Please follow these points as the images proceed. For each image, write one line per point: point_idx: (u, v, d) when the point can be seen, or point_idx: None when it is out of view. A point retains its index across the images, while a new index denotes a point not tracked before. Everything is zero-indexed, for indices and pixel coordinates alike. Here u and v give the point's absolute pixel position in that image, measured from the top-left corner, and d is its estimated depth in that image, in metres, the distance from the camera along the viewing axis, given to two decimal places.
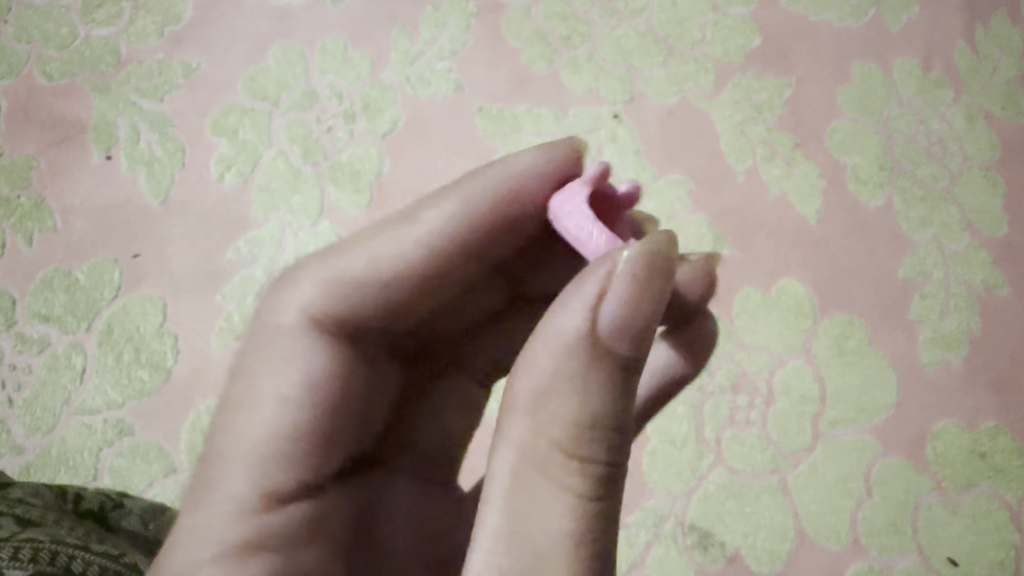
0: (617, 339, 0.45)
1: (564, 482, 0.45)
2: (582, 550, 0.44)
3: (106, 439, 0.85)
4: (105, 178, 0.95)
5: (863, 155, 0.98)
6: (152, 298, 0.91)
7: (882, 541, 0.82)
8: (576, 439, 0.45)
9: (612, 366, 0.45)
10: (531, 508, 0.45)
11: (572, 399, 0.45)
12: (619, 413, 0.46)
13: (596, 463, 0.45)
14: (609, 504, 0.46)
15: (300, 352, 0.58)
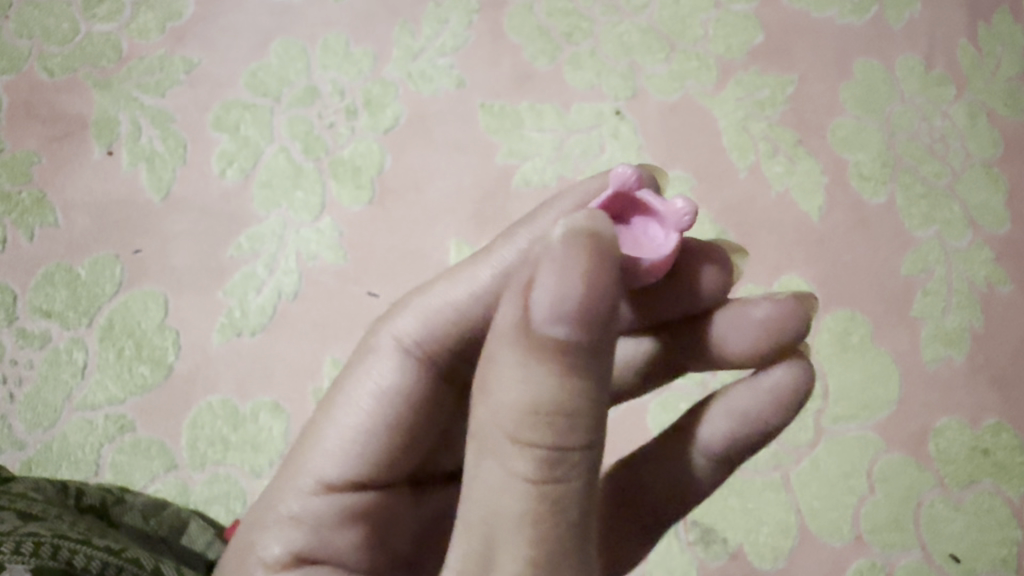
0: (551, 324, 0.40)
1: (509, 470, 0.42)
2: (530, 538, 0.42)
3: (107, 435, 0.84)
4: (106, 174, 0.95)
5: (864, 152, 0.98)
6: (154, 293, 0.91)
7: (884, 538, 0.82)
8: (521, 426, 0.41)
9: (548, 350, 0.41)
10: (487, 494, 0.43)
11: (512, 385, 0.42)
12: (567, 396, 0.41)
13: (545, 449, 0.41)
14: (565, 491, 0.42)
15: (387, 368, 0.62)
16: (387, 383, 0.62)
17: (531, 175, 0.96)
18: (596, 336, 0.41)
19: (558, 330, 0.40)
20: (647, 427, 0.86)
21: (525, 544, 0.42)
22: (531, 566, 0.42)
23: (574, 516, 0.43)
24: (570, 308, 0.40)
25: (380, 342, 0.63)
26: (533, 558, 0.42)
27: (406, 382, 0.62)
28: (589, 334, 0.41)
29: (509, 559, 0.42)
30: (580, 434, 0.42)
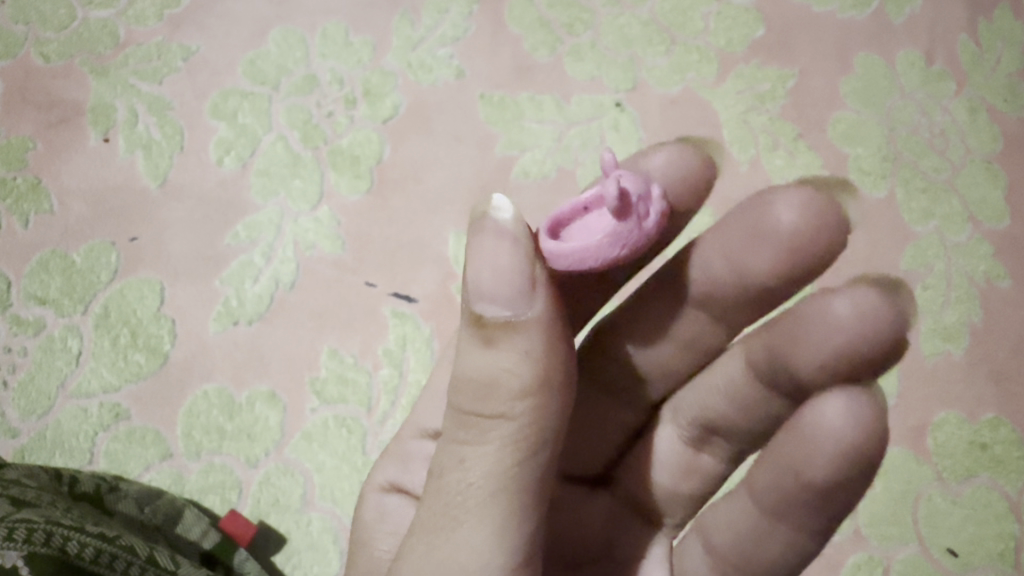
0: (484, 305, 0.47)
1: (457, 429, 0.49)
2: (462, 487, 0.48)
3: (102, 423, 0.83)
4: (103, 161, 0.94)
5: (864, 146, 0.98)
6: (150, 281, 0.90)
7: (882, 531, 0.82)
8: (459, 390, 0.49)
9: (481, 328, 0.47)
10: (439, 448, 0.51)
11: (459, 357, 0.49)
12: (487, 368, 0.47)
13: (471, 413, 0.48)
14: (498, 452, 0.47)
15: None
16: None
17: (530, 166, 0.96)
18: (521, 314, 0.47)
19: (486, 310, 0.47)
20: None
21: (455, 492, 0.48)
22: (458, 509, 0.48)
23: (494, 477, 0.47)
24: (490, 290, 0.47)
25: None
26: (452, 500, 0.48)
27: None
28: (507, 313, 0.47)
29: (440, 503, 0.49)
30: (499, 401, 0.47)
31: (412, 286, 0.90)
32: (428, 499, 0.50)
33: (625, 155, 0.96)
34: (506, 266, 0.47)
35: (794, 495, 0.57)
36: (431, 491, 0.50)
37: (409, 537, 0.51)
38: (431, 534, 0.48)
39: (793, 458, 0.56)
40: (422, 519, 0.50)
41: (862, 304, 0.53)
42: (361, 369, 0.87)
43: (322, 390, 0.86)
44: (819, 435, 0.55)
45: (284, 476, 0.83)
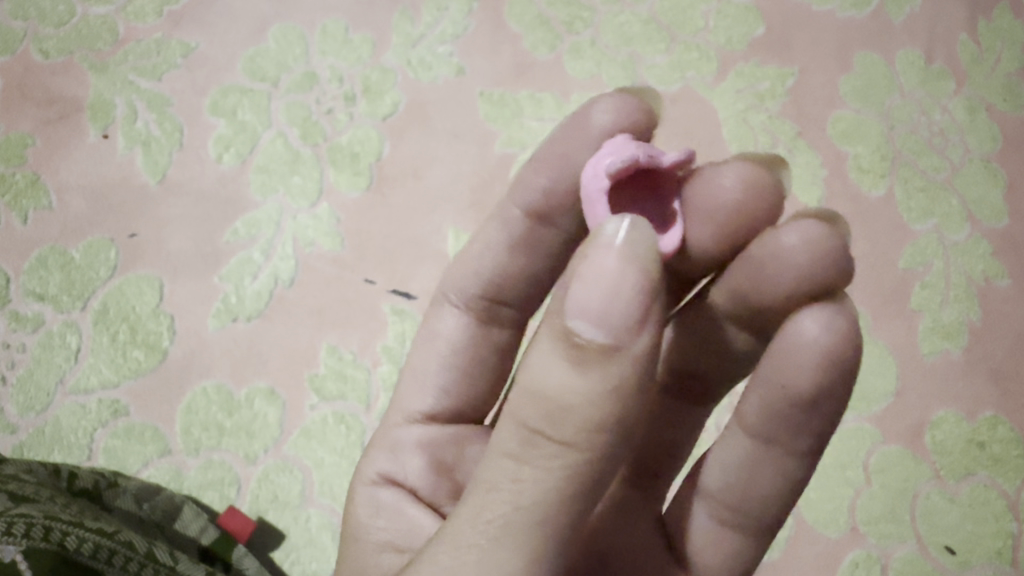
0: (582, 323, 0.39)
1: (512, 442, 0.41)
2: (505, 506, 0.41)
3: (100, 419, 0.83)
4: (103, 157, 0.94)
5: (864, 144, 0.98)
6: (149, 278, 0.90)
7: (881, 529, 0.82)
8: (523, 398, 0.41)
9: (570, 345, 0.39)
10: (486, 451, 0.43)
11: (530, 361, 0.41)
12: (563, 393, 0.39)
13: (530, 432, 0.40)
14: (561, 483, 0.40)
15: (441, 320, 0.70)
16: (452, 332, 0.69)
17: None
18: (621, 345, 0.38)
19: (579, 326, 0.39)
20: None
21: (497, 511, 0.41)
22: (494, 529, 0.41)
23: (539, 507, 0.40)
24: (593, 309, 0.39)
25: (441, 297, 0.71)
26: (492, 519, 0.41)
27: (472, 331, 0.69)
28: (607, 337, 0.38)
29: (472, 519, 0.42)
30: (567, 433, 0.39)
31: (411, 283, 0.91)
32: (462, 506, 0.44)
33: None
34: (627, 290, 0.38)
35: (785, 415, 0.54)
36: (467, 498, 0.44)
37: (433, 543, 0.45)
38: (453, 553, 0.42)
39: (776, 376, 0.53)
40: (448, 529, 0.44)
41: (811, 231, 0.52)
42: (360, 366, 0.87)
43: (321, 387, 0.86)
44: (802, 342, 0.51)
45: (282, 473, 0.83)
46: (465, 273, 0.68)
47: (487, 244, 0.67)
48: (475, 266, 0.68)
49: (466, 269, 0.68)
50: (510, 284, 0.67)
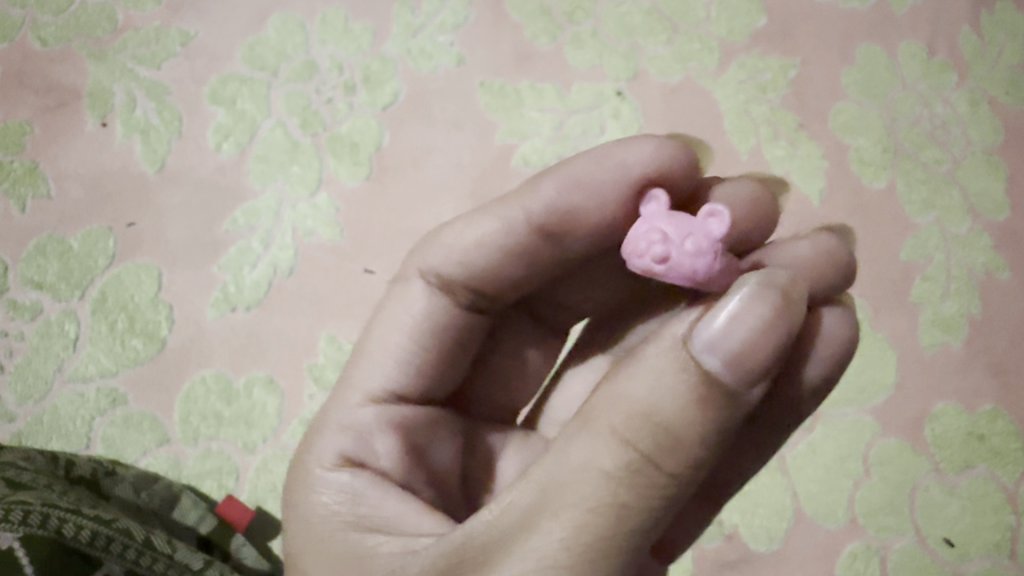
0: (710, 361, 0.42)
1: (611, 460, 0.42)
2: (598, 522, 0.42)
3: (99, 408, 0.83)
4: (102, 146, 0.94)
5: (865, 137, 0.98)
6: (148, 267, 0.89)
7: (880, 521, 0.81)
8: (632, 421, 0.43)
9: (697, 384, 0.42)
10: (569, 462, 0.43)
11: (641, 386, 0.43)
12: (684, 425, 0.42)
13: (637, 455, 0.42)
14: (652, 503, 0.43)
15: (414, 295, 0.64)
16: (422, 314, 0.64)
17: (530, 154, 0.95)
18: (739, 390, 0.42)
19: (709, 363, 0.42)
20: None
21: (588, 527, 0.42)
22: (579, 543, 0.42)
23: (628, 528, 0.42)
24: (732, 352, 0.42)
25: (410, 274, 0.65)
26: (580, 535, 0.42)
27: (443, 313, 0.64)
28: (730, 383, 0.42)
29: (552, 530, 0.42)
30: (674, 462, 0.42)
31: None
32: (531, 517, 0.43)
33: None
34: (769, 342, 0.42)
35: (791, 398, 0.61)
36: (535, 505, 0.43)
37: (489, 548, 0.44)
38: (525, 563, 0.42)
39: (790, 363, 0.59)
40: (516, 539, 0.43)
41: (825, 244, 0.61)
42: None
43: (319, 376, 0.86)
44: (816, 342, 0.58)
45: (281, 462, 0.83)
46: (444, 254, 0.64)
47: (478, 238, 0.63)
48: (459, 251, 0.63)
49: (449, 251, 0.64)
50: (491, 278, 0.63)
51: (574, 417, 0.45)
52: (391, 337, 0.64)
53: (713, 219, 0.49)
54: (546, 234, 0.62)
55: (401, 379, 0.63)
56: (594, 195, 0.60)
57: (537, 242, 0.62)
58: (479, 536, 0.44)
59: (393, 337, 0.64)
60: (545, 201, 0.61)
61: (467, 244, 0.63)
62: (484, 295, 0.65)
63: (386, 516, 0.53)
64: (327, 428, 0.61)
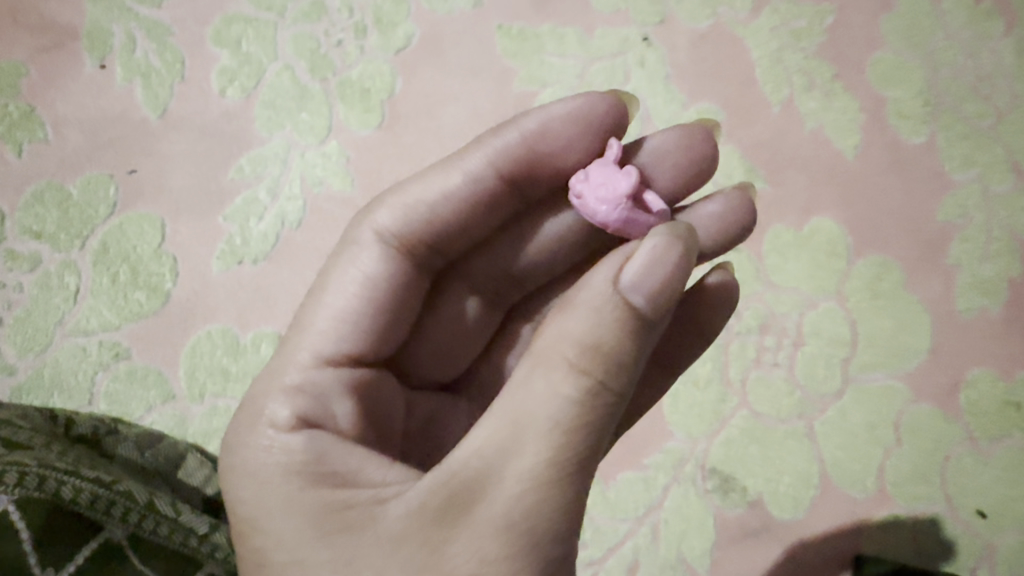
0: (635, 296, 0.49)
1: (567, 389, 0.47)
2: (566, 438, 0.46)
3: (101, 363, 0.79)
4: (101, 89, 0.89)
5: (904, 89, 0.92)
6: (151, 217, 0.85)
7: (909, 490, 0.79)
8: (582, 353, 0.47)
9: (627, 316, 0.48)
10: (528, 399, 0.48)
11: (582, 323, 0.48)
12: (622, 348, 0.48)
13: (590, 380, 0.47)
14: (602, 419, 0.48)
15: (365, 255, 0.62)
16: (372, 273, 0.61)
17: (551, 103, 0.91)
18: (655, 315, 0.49)
19: (635, 300, 0.48)
20: None
21: (552, 446, 0.46)
22: (551, 461, 0.46)
23: (586, 443, 0.47)
24: (651, 289, 0.49)
25: (361, 236, 0.63)
26: (551, 457, 0.46)
27: (398, 274, 0.62)
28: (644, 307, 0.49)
29: (529, 453, 0.46)
30: (615, 380, 0.48)
31: None
32: (506, 446, 0.47)
33: (651, 94, 0.92)
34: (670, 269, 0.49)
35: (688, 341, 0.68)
36: (510, 437, 0.47)
37: (480, 478, 0.47)
38: (516, 484, 0.46)
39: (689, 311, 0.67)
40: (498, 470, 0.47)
41: (718, 210, 0.66)
42: None
43: None
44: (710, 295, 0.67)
45: None
46: (402, 214, 0.62)
47: (444, 193, 0.63)
48: (423, 208, 0.63)
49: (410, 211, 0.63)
50: (449, 234, 0.64)
51: (526, 358, 0.49)
52: (335, 299, 0.61)
53: (626, 176, 0.57)
54: (511, 183, 0.64)
55: (351, 338, 0.60)
56: (552, 140, 0.62)
57: (498, 188, 0.64)
58: (465, 470, 0.47)
59: (339, 302, 0.61)
60: (506, 150, 0.63)
61: (431, 200, 0.63)
62: (440, 251, 0.65)
63: (348, 470, 0.52)
64: (274, 396, 0.57)
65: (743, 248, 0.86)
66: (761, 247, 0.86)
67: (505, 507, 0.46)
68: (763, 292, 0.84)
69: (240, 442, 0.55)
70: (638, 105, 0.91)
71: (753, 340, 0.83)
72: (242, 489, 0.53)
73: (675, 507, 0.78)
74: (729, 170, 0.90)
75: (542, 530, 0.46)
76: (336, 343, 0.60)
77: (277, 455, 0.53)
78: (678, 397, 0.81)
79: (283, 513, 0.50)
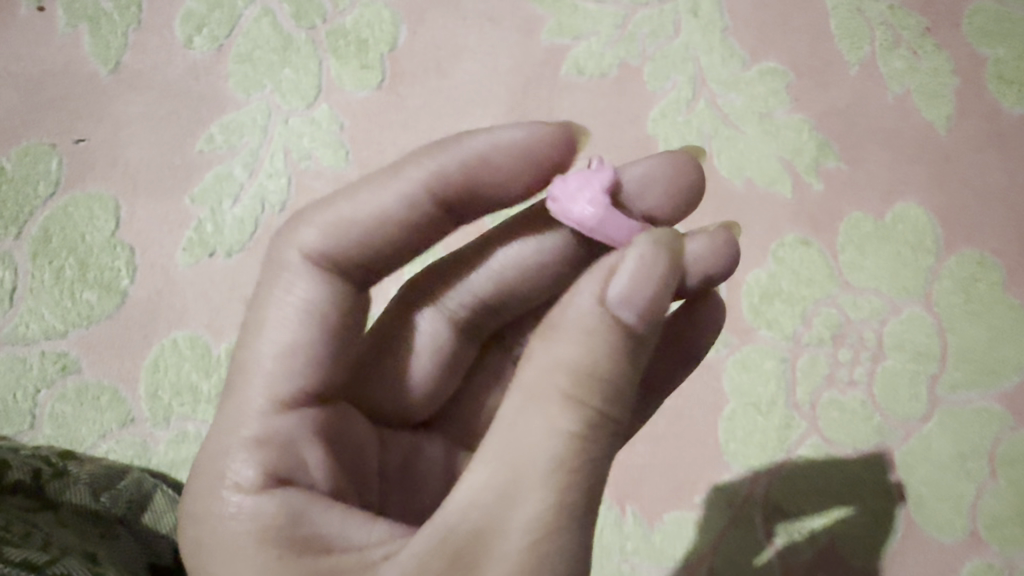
0: (629, 313, 0.37)
1: (564, 421, 0.36)
2: (574, 477, 0.36)
3: (45, 378, 0.66)
4: (42, 38, 0.74)
5: (1007, 46, 0.77)
6: (102, 197, 0.71)
7: (1006, 535, 0.66)
8: (578, 382, 0.37)
9: (625, 342, 0.37)
10: (522, 440, 0.37)
11: (571, 345, 0.37)
12: (622, 369, 0.37)
13: (589, 409, 0.37)
14: (609, 449, 0.38)
15: (301, 284, 0.47)
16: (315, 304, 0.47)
17: (585, 60, 0.75)
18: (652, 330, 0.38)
19: (626, 317, 0.37)
20: (722, 390, 0.70)
21: (559, 489, 0.36)
22: (561, 505, 0.36)
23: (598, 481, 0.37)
24: (646, 303, 0.38)
25: (285, 258, 0.47)
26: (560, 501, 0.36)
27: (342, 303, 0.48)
28: (636, 323, 0.37)
29: (536, 498, 0.36)
30: (621, 399, 0.38)
31: None
32: (504, 493, 0.36)
33: (706, 50, 0.76)
34: (656, 279, 0.38)
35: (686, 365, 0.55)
36: (507, 485, 0.36)
37: (482, 530, 0.36)
38: (519, 547, 0.36)
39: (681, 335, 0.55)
40: (497, 519, 0.36)
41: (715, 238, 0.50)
42: None
43: None
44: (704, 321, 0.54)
45: None
46: (343, 237, 0.48)
47: (378, 213, 0.48)
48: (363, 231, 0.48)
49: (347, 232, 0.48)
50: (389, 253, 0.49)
51: (512, 390, 0.38)
52: (270, 337, 0.46)
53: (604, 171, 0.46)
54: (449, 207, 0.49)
55: (300, 378, 0.46)
56: (494, 171, 0.48)
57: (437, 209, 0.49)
58: (463, 522, 0.36)
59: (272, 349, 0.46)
60: (442, 169, 0.48)
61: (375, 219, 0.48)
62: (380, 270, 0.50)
63: (327, 534, 0.41)
64: (234, 453, 0.44)
65: (814, 242, 0.72)
66: (835, 240, 0.72)
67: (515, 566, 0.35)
68: (837, 295, 0.71)
69: (198, 504, 0.43)
70: (690, 63, 0.75)
71: (824, 353, 0.70)
72: (208, 567, 0.41)
73: (728, 554, 0.66)
74: (796, 145, 0.74)
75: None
76: (286, 385, 0.45)
77: (245, 523, 0.41)
78: (734, 422, 0.69)
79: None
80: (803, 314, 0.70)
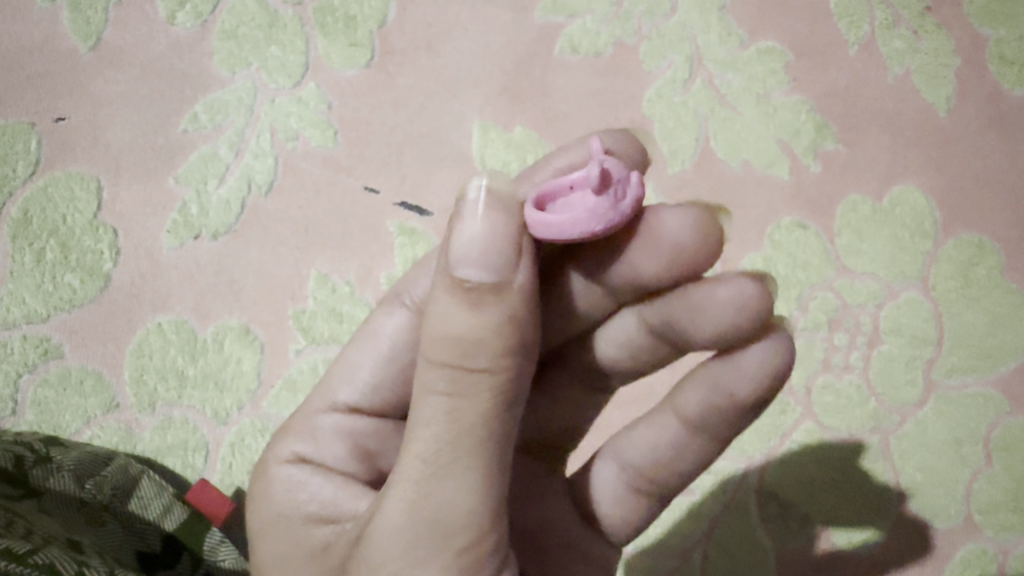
0: (468, 266, 0.36)
1: (433, 383, 0.37)
2: (449, 436, 0.36)
3: (27, 363, 0.65)
4: (18, 13, 0.72)
5: (1008, 26, 0.76)
6: (83, 177, 0.69)
7: (999, 519, 0.66)
8: (437, 343, 0.36)
9: (472, 297, 0.36)
10: (412, 400, 0.38)
11: (431, 309, 0.37)
12: (476, 325, 0.36)
13: (452, 368, 0.36)
14: (486, 406, 0.36)
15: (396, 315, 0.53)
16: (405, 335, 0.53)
17: (579, 38, 0.74)
18: (506, 278, 0.36)
19: (467, 273, 0.36)
20: None
21: (434, 447, 0.36)
22: (436, 463, 0.36)
23: (483, 430, 0.36)
24: (484, 256, 0.36)
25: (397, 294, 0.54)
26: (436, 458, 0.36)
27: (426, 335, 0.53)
28: (481, 276, 0.36)
29: (415, 454, 0.37)
30: (490, 349, 0.36)
31: (426, 193, 0.70)
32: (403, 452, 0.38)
33: (702, 28, 0.74)
34: (507, 237, 0.36)
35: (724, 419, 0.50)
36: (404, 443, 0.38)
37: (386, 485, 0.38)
38: (403, 499, 0.37)
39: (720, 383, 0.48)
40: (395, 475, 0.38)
41: (748, 289, 0.44)
42: (359, 302, 0.67)
43: (309, 328, 0.67)
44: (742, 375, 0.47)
45: (260, 436, 0.65)
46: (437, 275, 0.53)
47: None
48: None
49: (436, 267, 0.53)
50: None
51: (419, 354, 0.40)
52: (361, 362, 0.53)
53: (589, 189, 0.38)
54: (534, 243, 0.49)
55: (378, 398, 0.53)
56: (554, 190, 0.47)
57: None
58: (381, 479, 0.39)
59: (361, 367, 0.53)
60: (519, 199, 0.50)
61: None
62: None
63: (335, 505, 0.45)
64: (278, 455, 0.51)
65: (811, 224, 0.71)
66: (832, 224, 0.71)
67: (403, 518, 0.37)
68: (834, 279, 0.70)
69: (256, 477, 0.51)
70: (687, 42, 0.73)
71: (819, 338, 0.69)
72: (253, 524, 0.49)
73: (722, 540, 0.65)
74: (795, 126, 0.73)
75: (462, 538, 0.37)
76: (371, 399, 0.53)
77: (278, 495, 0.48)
78: None
79: (276, 540, 0.46)
80: (799, 297, 0.69)
